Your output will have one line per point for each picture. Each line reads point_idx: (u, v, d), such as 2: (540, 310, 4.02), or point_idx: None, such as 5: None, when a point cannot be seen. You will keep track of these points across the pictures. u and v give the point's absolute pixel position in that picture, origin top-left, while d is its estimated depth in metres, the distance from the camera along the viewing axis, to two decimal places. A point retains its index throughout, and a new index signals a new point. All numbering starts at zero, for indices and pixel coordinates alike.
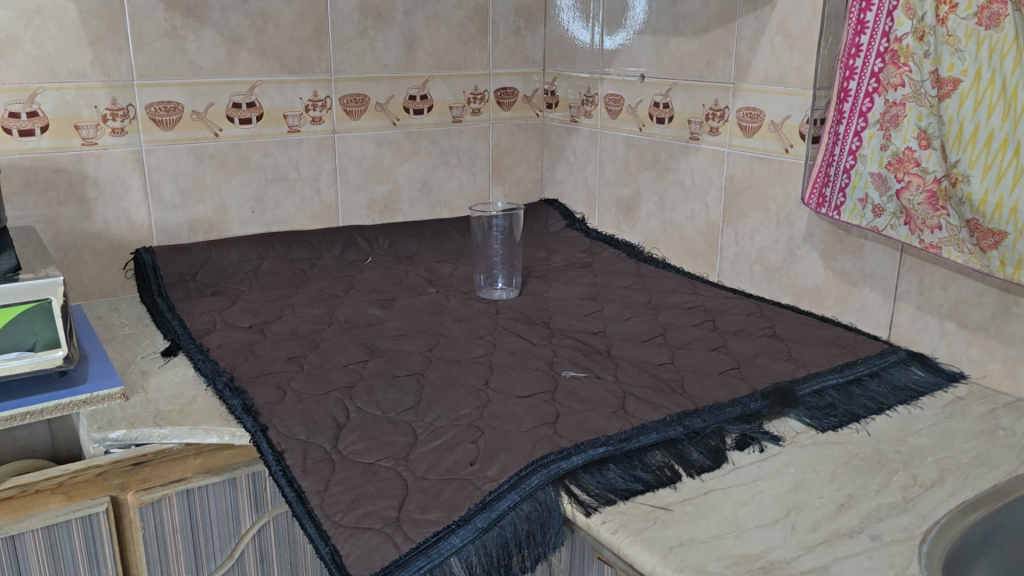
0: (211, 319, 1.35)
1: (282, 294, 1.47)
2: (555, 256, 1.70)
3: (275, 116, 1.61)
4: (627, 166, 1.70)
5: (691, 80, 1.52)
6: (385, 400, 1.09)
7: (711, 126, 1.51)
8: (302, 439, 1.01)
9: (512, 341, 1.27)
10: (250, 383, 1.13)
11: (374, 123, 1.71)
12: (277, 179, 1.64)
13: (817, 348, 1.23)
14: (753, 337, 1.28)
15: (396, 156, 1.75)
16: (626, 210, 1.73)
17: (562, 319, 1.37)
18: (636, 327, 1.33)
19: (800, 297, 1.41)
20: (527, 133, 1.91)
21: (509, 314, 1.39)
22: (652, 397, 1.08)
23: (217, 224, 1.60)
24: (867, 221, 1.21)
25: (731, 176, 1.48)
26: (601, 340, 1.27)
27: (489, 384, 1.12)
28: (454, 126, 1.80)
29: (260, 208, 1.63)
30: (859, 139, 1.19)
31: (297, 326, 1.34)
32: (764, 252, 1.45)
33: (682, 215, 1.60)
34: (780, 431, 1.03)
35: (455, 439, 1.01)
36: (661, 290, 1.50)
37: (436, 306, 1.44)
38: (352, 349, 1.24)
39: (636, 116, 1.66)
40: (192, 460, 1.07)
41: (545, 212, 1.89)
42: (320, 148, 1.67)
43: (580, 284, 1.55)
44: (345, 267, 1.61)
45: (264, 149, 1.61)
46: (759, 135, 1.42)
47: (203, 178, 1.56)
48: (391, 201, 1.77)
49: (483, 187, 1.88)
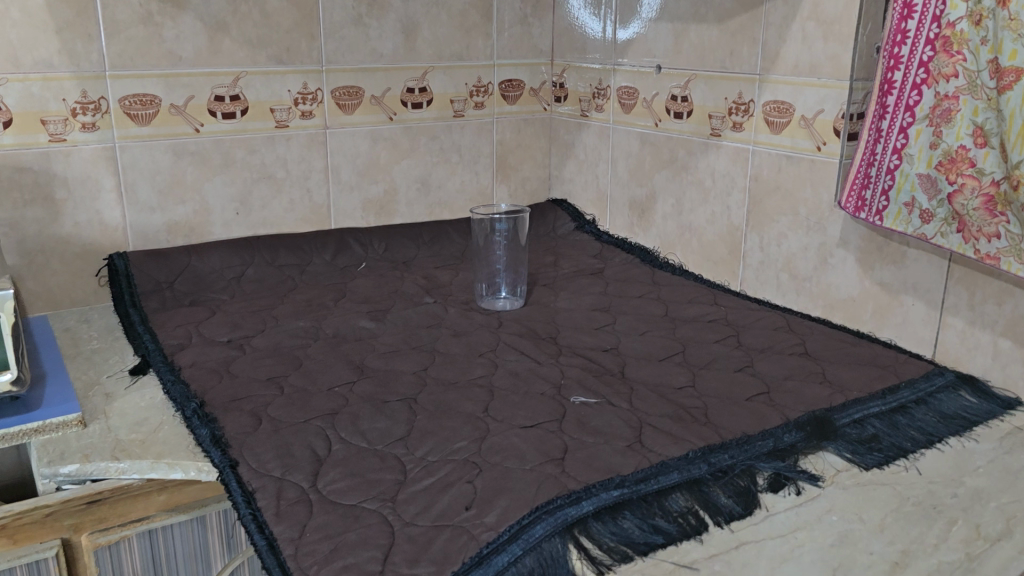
0: (186, 333, 1.24)
1: (266, 304, 1.35)
2: (563, 262, 1.58)
3: (261, 109, 1.48)
4: (641, 164, 1.58)
5: (713, 71, 1.40)
6: (371, 430, 0.97)
7: (734, 122, 1.38)
8: (277, 477, 0.89)
9: (516, 360, 1.14)
10: (222, 409, 1.01)
11: (369, 117, 1.59)
12: (264, 178, 1.52)
13: (854, 369, 1.11)
14: (781, 356, 1.16)
15: (393, 153, 1.63)
16: (640, 212, 1.60)
17: (571, 334, 1.25)
18: (652, 344, 1.20)
19: (831, 309, 1.28)
20: (534, 129, 1.78)
21: (512, 328, 1.27)
22: (673, 428, 0.95)
23: (198, 227, 1.48)
24: (914, 228, 1.09)
25: (756, 176, 1.36)
26: (614, 360, 1.15)
27: (489, 411, 1.00)
28: (455, 121, 1.68)
29: (245, 209, 1.51)
30: (905, 136, 1.06)
31: (279, 341, 1.22)
32: (792, 260, 1.32)
33: (701, 218, 1.47)
34: (818, 468, 0.90)
35: (449, 477, 0.88)
36: (677, 300, 1.37)
37: (433, 318, 1.32)
38: (337, 369, 1.13)
39: (651, 111, 1.53)
40: (156, 497, 0.96)
41: (552, 213, 1.77)
42: (311, 144, 1.55)
43: (590, 294, 1.42)
44: (336, 274, 1.50)
45: (250, 146, 1.49)
46: (788, 131, 1.29)
47: (183, 177, 1.45)
48: (388, 201, 1.65)
49: (487, 186, 1.76)
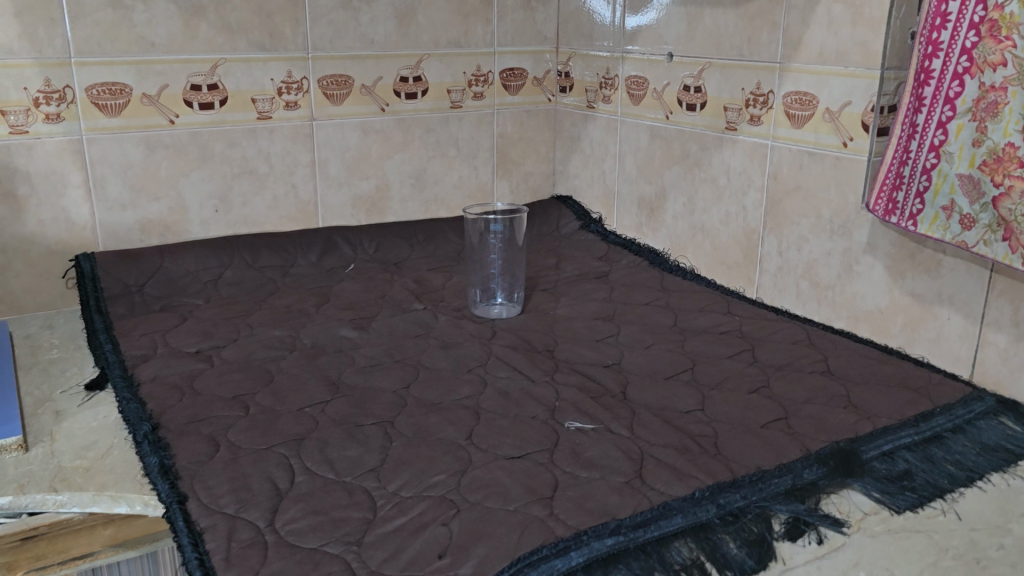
0: (151, 342, 1.14)
1: (241, 310, 1.25)
2: (565, 264, 1.47)
3: (242, 100, 1.38)
4: (650, 159, 1.46)
5: (728, 59, 1.28)
6: (341, 459, 0.87)
7: (752, 115, 1.26)
8: (230, 515, 0.79)
9: (507, 377, 1.04)
10: (178, 433, 0.91)
11: (360, 108, 1.48)
12: (245, 173, 1.42)
13: (882, 391, 1.00)
14: (800, 374, 1.05)
15: (385, 146, 1.52)
16: (649, 211, 1.49)
17: (570, 346, 1.14)
18: (658, 358, 1.10)
19: (856, 321, 1.16)
20: (537, 121, 1.67)
21: (505, 339, 1.16)
22: (678, 461, 0.85)
23: (174, 225, 1.38)
24: (952, 235, 0.97)
25: (774, 175, 1.24)
26: (615, 377, 1.04)
27: (472, 438, 0.90)
28: (453, 113, 1.57)
29: (224, 206, 1.41)
30: (944, 132, 0.95)
31: (251, 353, 1.12)
32: (814, 266, 1.21)
33: (714, 218, 1.36)
34: (843, 511, 0.79)
35: (424, 517, 0.78)
36: (687, 309, 1.26)
37: (422, 328, 1.21)
38: (310, 386, 1.03)
39: (662, 102, 1.42)
40: (100, 531, 0.87)
41: (556, 211, 1.66)
42: (296, 137, 1.44)
43: (592, 301, 1.32)
44: (321, 276, 1.39)
45: (230, 138, 1.39)
46: (810, 125, 1.17)
47: (157, 172, 1.35)
48: (379, 198, 1.54)
49: (486, 182, 1.65)
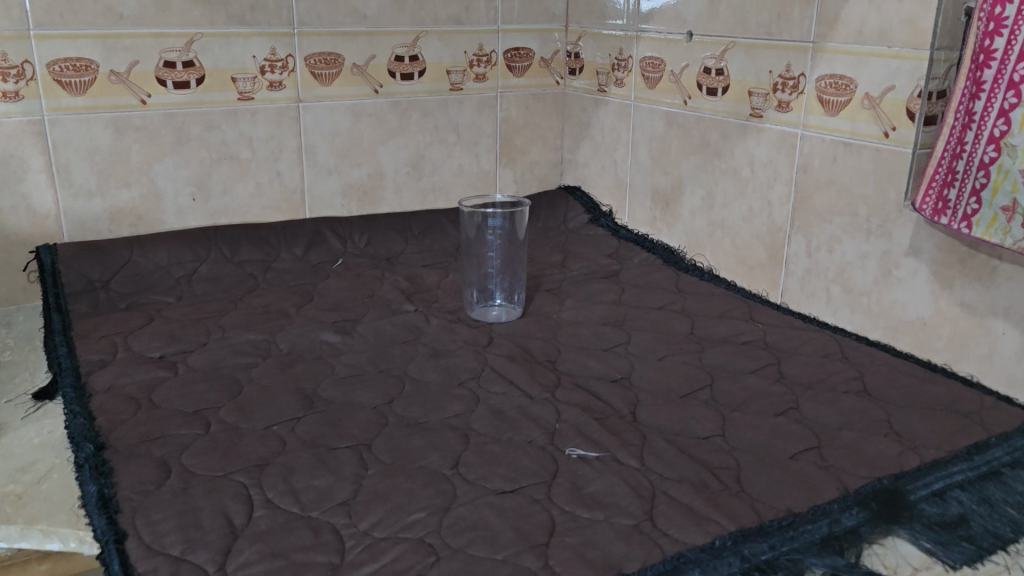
0: (111, 346, 1.03)
1: (214, 310, 1.14)
2: (572, 262, 1.35)
3: (221, 79, 1.26)
4: (666, 149, 1.34)
5: (755, 38, 1.16)
6: (308, 489, 0.76)
7: (780, 100, 1.14)
8: (173, 558, 0.68)
9: (502, 394, 0.92)
10: (126, 455, 0.80)
11: (350, 90, 1.36)
12: (225, 159, 1.30)
13: (927, 416, 0.88)
14: (833, 396, 0.94)
15: (378, 131, 1.40)
16: (664, 205, 1.37)
17: (574, 357, 1.03)
18: (672, 373, 0.98)
19: (895, 332, 1.04)
20: (545, 105, 1.54)
21: (503, 347, 1.04)
22: (695, 500, 0.73)
23: (147, 215, 1.27)
24: (1013, 240, 0.85)
25: (805, 167, 1.12)
26: (624, 395, 0.92)
27: (459, 468, 0.79)
28: (452, 96, 1.44)
29: (202, 194, 1.30)
30: (1006, 122, 0.82)
31: (220, 360, 1.01)
32: (848, 270, 1.08)
33: (736, 214, 1.24)
34: (888, 566, 0.68)
35: (399, 566, 0.67)
36: (706, 316, 1.15)
37: (411, 332, 1.10)
38: (281, 399, 0.91)
39: (680, 86, 1.30)
40: (36, 567, 0.76)
41: (564, 202, 1.53)
42: (280, 120, 1.32)
43: (600, 305, 1.20)
44: (306, 271, 1.28)
45: (208, 121, 1.27)
46: (847, 113, 1.05)
47: (127, 157, 1.23)
48: (372, 187, 1.43)
49: (489, 171, 1.52)
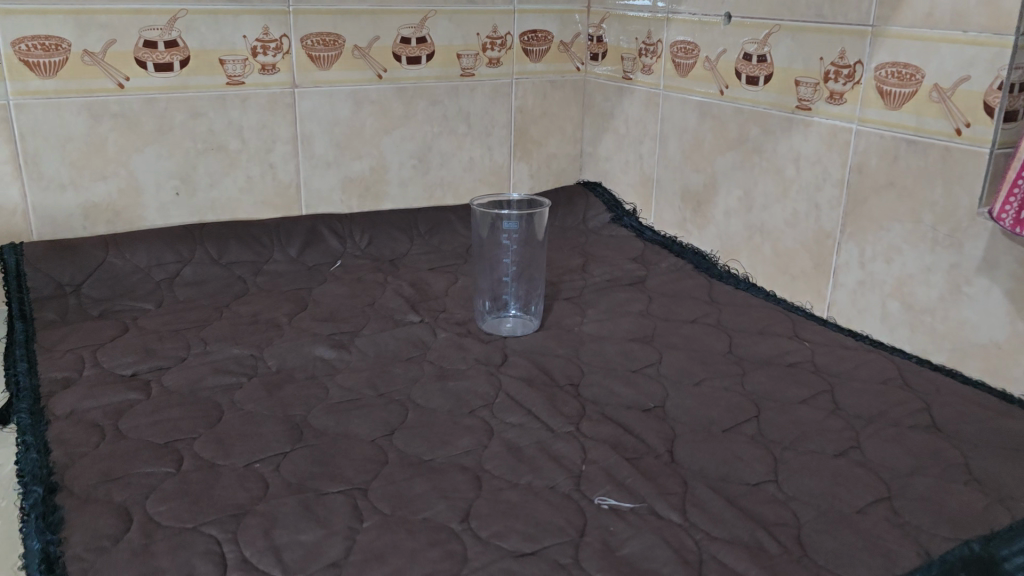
0: (77, 361, 0.91)
1: (197, 319, 1.02)
2: (593, 267, 1.23)
3: (208, 61, 1.14)
4: (699, 143, 1.22)
5: (804, 21, 1.03)
6: (292, 547, 0.64)
7: (831, 91, 1.01)
8: None
9: (519, 426, 0.80)
10: (82, 501, 0.69)
11: (352, 74, 1.23)
12: (212, 149, 1.17)
13: (1011, 459, 0.77)
14: (899, 431, 0.82)
15: (382, 120, 1.28)
16: (695, 205, 1.25)
17: (600, 380, 0.91)
18: (712, 401, 0.86)
19: (962, 356, 0.92)
20: (564, 94, 1.42)
21: (519, 367, 0.92)
22: (753, 568, 0.62)
23: (126, 211, 1.15)
24: None
25: (859, 167, 0.99)
26: (659, 429, 0.81)
27: (470, 521, 0.67)
28: (463, 82, 1.32)
29: (187, 188, 1.17)
30: None
31: (199, 379, 0.89)
32: (908, 283, 0.96)
33: (778, 218, 1.11)
34: None
35: None
36: (745, 332, 1.03)
37: (417, 348, 0.98)
38: (266, 428, 0.80)
39: (716, 74, 1.17)
40: None
41: (583, 200, 1.41)
42: (274, 108, 1.20)
43: (626, 317, 1.08)
44: (301, 275, 1.16)
45: (193, 108, 1.15)
46: (911, 106, 0.92)
47: (104, 146, 1.11)
48: (375, 181, 1.30)
49: (502, 165, 1.40)
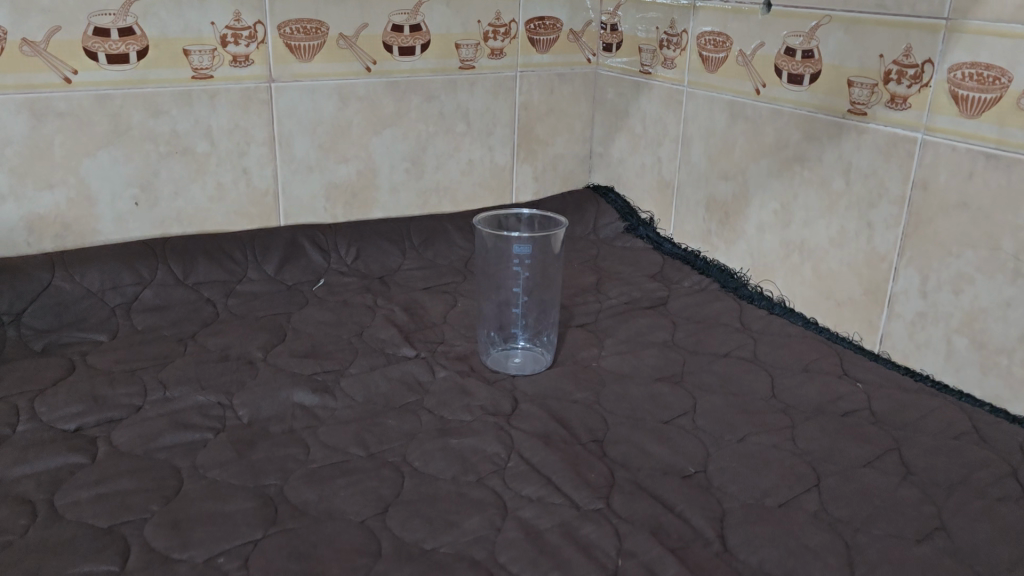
0: (10, 412, 0.77)
1: (157, 356, 0.88)
2: (609, 287, 1.10)
3: (170, 51, 0.99)
4: (730, 148, 1.08)
5: (860, 12, 0.89)
6: None
7: (892, 94, 0.87)
8: None
9: (539, 501, 0.67)
10: None
11: (337, 67, 1.09)
12: (176, 153, 1.03)
13: None
14: (989, 505, 0.69)
15: (371, 119, 1.13)
16: (723, 217, 1.12)
17: (628, 435, 0.78)
18: (762, 465, 0.73)
19: None
20: (572, 88, 1.27)
21: (534, 418, 0.79)
22: None
23: (77, 224, 1.00)
24: None
25: (925, 182, 0.86)
26: (705, 505, 0.68)
27: None
28: (462, 75, 1.17)
29: (148, 197, 1.03)
30: None
31: (155, 436, 0.74)
32: (981, 318, 0.83)
33: (821, 236, 0.98)
34: None
35: None
36: (789, 372, 0.90)
37: (413, 390, 0.84)
38: (233, 503, 0.66)
39: (751, 70, 1.03)
40: None
41: (593, 206, 1.28)
42: (248, 105, 1.05)
43: (650, 350, 0.95)
44: (279, 297, 1.02)
45: (154, 105, 1.00)
46: (994, 114, 0.79)
47: (49, 150, 0.96)
48: (362, 187, 1.16)
49: (505, 167, 1.26)
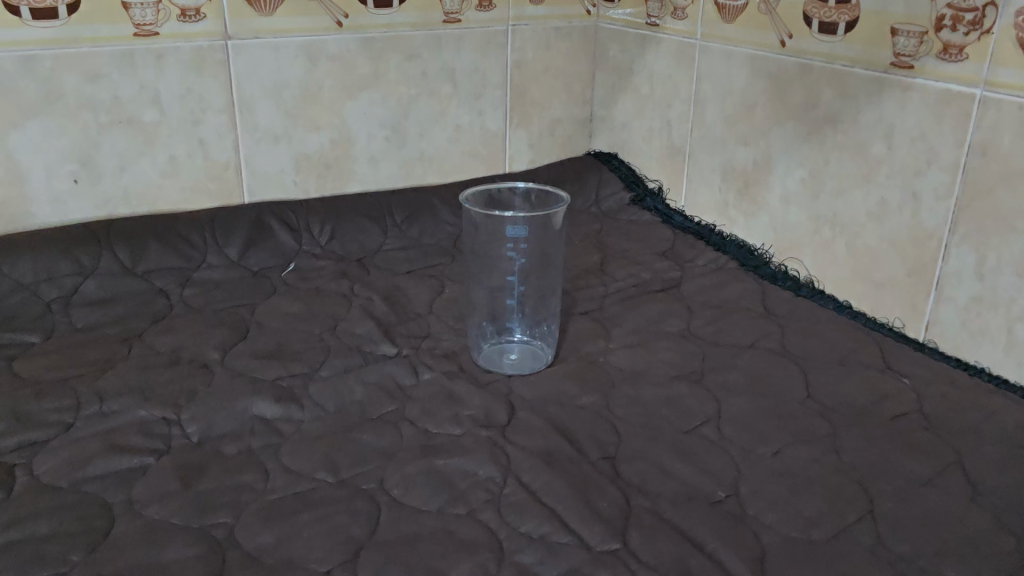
0: None
1: (96, 358, 0.76)
2: (615, 267, 0.98)
3: (106, 5, 0.85)
4: (751, 109, 0.96)
5: None
6: None
7: (946, 43, 0.75)
8: None
9: (542, 540, 0.56)
10: None
11: (303, 21, 0.95)
12: (120, 123, 0.90)
13: None
14: None
15: (345, 81, 1.00)
16: (743, 187, 0.99)
17: (644, 449, 0.66)
18: (803, 487, 0.62)
19: None
20: (571, 44, 1.14)
21: (533, 430, 0.68)
22: None
23: (7, 206, 0.87)
24: None
25: (984, 146, 0.74)
26: (740, 542, 0.57)
27: None
28: (447, 30, 1.04)
29: (89, 174, 0.90)
30: None
31: (84, 461, 0.63)
32: None
33: (857, 208, 0.86)
34: None
35: None
36: (824, 366, 0.79)
37: (393, 396, 0.73)
38: (171, 550, 0.55)
39: (777, 19, 0.90)
40: None
41: (595, 176, 1.16)
42: (201, 67, 0.92)
43: (665, 341, 0.83)
44: (243, 285, 0.90)
45: (90, 68, 0.87)
46: None
47: None
48: (337, 158, 1.04)
49: (496, 133, 1.13)
